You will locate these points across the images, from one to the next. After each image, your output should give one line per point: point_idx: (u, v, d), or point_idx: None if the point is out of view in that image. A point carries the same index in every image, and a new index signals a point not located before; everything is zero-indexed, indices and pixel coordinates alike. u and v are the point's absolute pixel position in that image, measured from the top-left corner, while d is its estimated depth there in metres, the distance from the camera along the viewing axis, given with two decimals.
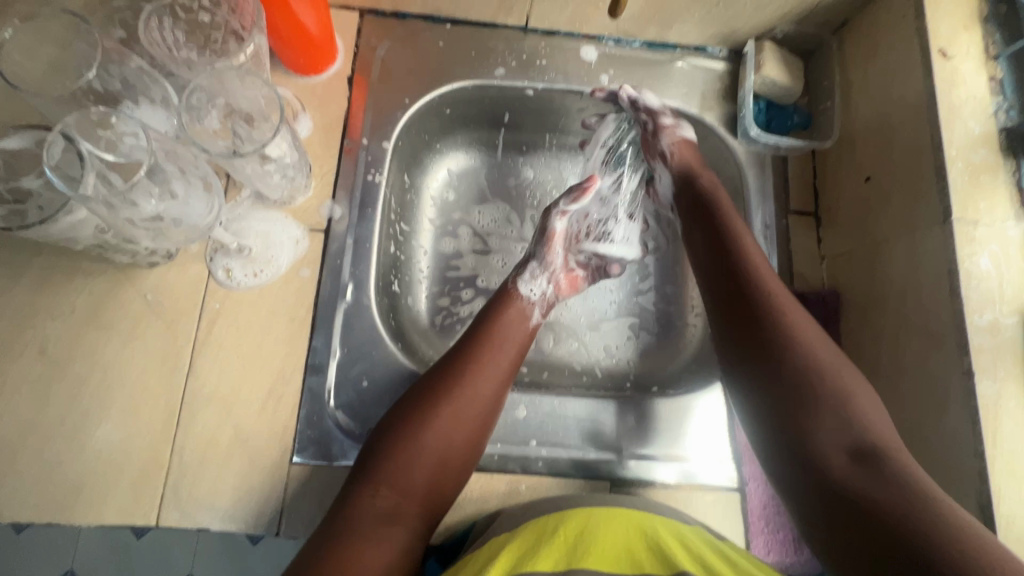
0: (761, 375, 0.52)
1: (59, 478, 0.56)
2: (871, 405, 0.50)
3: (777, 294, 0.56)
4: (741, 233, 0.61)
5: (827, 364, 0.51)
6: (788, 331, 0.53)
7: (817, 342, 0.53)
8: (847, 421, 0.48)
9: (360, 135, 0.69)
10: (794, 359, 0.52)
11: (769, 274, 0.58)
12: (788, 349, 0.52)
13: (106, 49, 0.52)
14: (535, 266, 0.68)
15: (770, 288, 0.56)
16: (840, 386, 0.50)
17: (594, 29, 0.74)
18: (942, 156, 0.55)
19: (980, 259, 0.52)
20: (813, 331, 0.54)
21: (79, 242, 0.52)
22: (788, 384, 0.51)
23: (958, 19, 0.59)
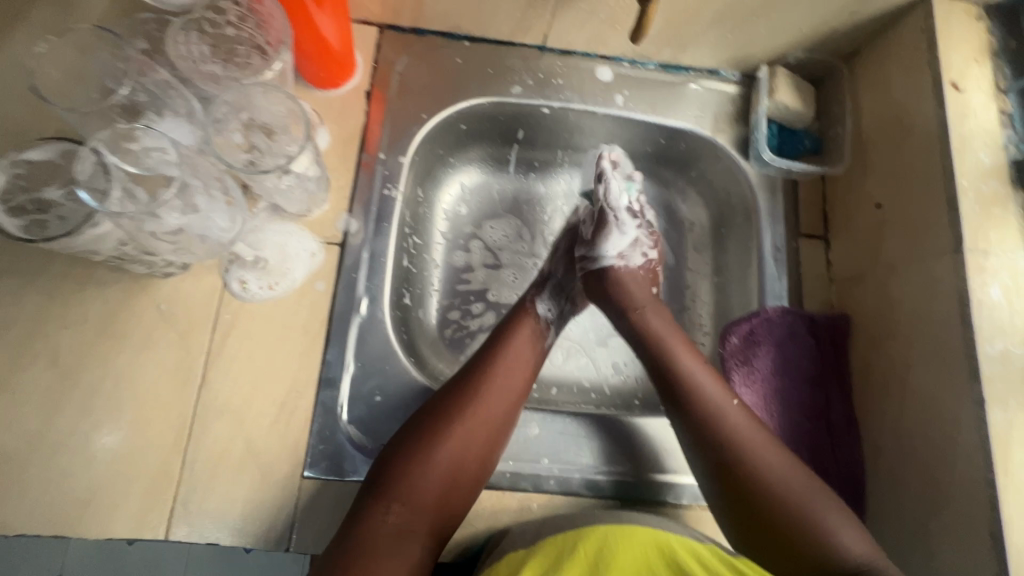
0: (746, 527, 0.53)
1: (68, 489, 0.55)
2: (840, 518, 0.51)
3: (734, 423, 0.56)
4: (681, 354, 0.61)
5: (799, 488, 0.52)
6: (753, 468, 0.53)
7: (784, 471, 0.53)
8: (831, 549, 0.49)
9: (377, 149, 0.69)
10: (766, 503, 0.52)
11: (728, 405, 0.57)
12: (757, 488, 0.52)
13: (135, 63, 0.53)
14: (553, 284, 0.69)
15: (732, 430, 0.55)
16: (811, 514, 0.50)
17: (610, 50, 0.75)
18: (953, 186, 0.56)
19: (991, 289, 0.53)
20: (772, 451, 0.54)
21: (99, 253, 0.51)
22: (775, 537, 0.51)
23: (969, 52, 0.60)
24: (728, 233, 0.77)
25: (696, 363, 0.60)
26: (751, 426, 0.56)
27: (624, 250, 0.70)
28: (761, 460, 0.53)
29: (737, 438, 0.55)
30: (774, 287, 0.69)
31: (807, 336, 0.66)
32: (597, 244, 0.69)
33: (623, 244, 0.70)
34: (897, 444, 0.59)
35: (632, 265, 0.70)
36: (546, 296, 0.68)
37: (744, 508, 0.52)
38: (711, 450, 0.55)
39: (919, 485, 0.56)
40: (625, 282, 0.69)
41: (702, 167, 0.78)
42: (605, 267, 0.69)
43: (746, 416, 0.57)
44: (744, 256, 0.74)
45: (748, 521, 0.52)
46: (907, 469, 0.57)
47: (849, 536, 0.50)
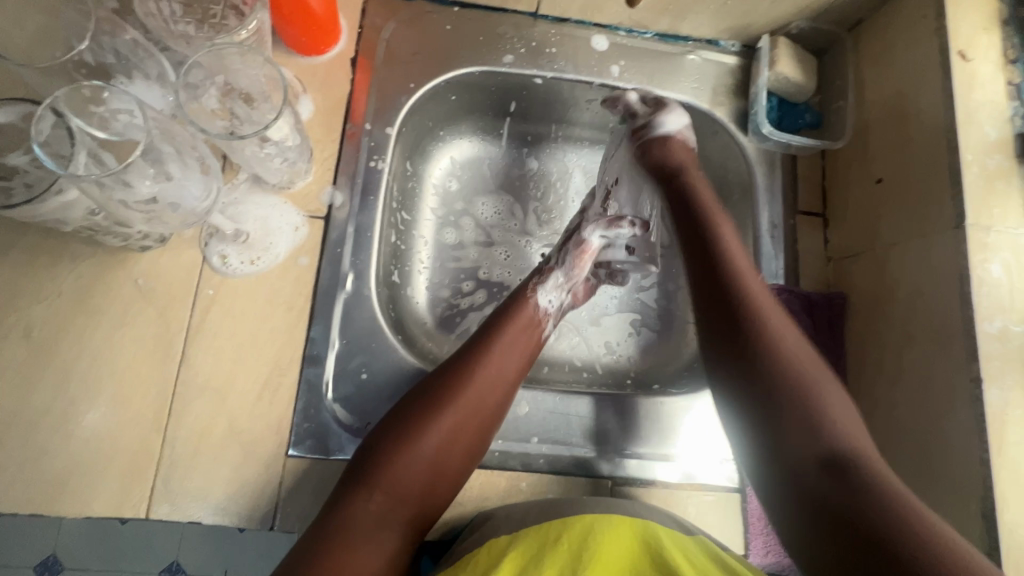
0: (749, 380, 0.50)
1: (45, 467, 0.54)
2: (842, 408, 0.49)
3: (761, 303, 0.54)
4: (726, 236, 0.59)
5: (804, 369, 0.50)
6: (771, 336, 0.51)
7: (799, 350, 0.51)
8: (824, 431, 0.47)
9: (363, 120, 0.66)
10: (772, 359, 0.50)
11: (753, 277, 0.56)
12: (764, 351, 0.51)
13: (99, 19, 0.50)
14: (559, 274, 0.66)
15: (755, 296, 0.54)
16: (813, 397, 0.48)
17: (606, 18, 0.72)
18: (957, 161, 0.55)
19: (993, 266, 0.52)
20: (794, 337, 0.52)
21: (68, 224, 0.49)
22: (777, 384, 0.49)
23: (978, 20, 0.58)
24: (724, 210, 0.75)
25: (734, 241, 0.59)
26: (782, 317, 0.53)
27: (677, 133, 0.68)
28: (792, 348, 0.51)
29: (768, 316, 0.53)
30: (770, 265, 0.68)
31: (803, 314, 0.64)
32: (581, 234, 0.67)
33: (678, 123, 0.68)
34: (891, 424, 0.58)
35: (681, 139, 0.68)
36: (546, 285, 0.65)
37: (748, 358, 0.51)
38: (730, 302, 0.54)
39: (912, 465, 0.55)
40: (679, 151, 0.67)
41: (700, 141, 0.76)
42: (663, 136, 0.67)
43: (782, 313, 0.54)
44: (741, 233, 0.72)
45: (752, 370, 0.50)
46: (900, 448, 0.57)
47: (851, 426, 0.47)
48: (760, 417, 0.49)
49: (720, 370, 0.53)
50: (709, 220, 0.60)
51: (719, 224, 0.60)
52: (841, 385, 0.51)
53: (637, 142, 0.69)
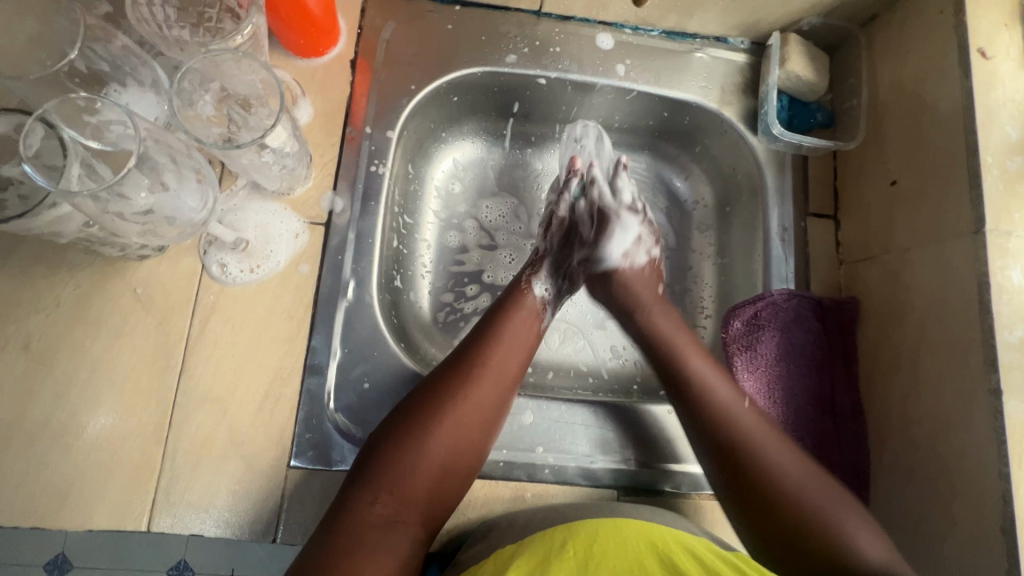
0: (765, 546, 0.49)
1: (47, 480, 0.53)
2: (861, 522, 0.48)
3: (755, 432, 0.52)
4: (689, 351, 0.59)
5: (809, 489, 0.49)
6: (770, 477, 0.50)
7: (802, 476, 0.50)
8: (848, 552, 0.46)
9: (363, 123, 0.65)
10: (785, 488, 0.49)
11: (720, 386, 0.56)
12: (771, 492, 0.49)
13: (89, 27, 0.48)
14: (549, 264, 0.65)
15: (745, 428, 0.53)
16: (831, 519, 0.48)
17: (611, 15, 0.70)
18: (976, 163, 0.53)
19: (1013, 273, 0.50)
20: (785, 450, 0.52)
21: (64, 236, 0.48)
22: (789, 548, 0.48)
23: (999, 16, 0.56)
24: (733, 212, 0.74)
25: (703, 358, 0.58)
26: (753, 417, 0.54)
27: (629, 249, 0.66)
28: (775, 463, 0.51)
29: (744, 437, 0.52)
30: (780, 269, 0.66)
31: (814, 320, 0.63)
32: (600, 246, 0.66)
33: (628, 242, 0.66)
34: (905, 433, 0.57)
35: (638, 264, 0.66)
36: (540, 275, 0.64)
37: (757, 495, 0.50)
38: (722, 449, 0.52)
39: (927, 475, 0.54)
40: (632, 285, 0.65)
41: (707, 141, 0.74)
42: (608, 269, 0.66)
43: (757, 415, 0.54)
44: (750, 236, 0.70)
45: (766, 529, 0.49)
46: (915, 458, 0.55)
47: (869, 543, 0.46)
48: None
49: (733, 507, 0.52)
50: (673, 362, 0.58)
51: (691, 358, 0.58)
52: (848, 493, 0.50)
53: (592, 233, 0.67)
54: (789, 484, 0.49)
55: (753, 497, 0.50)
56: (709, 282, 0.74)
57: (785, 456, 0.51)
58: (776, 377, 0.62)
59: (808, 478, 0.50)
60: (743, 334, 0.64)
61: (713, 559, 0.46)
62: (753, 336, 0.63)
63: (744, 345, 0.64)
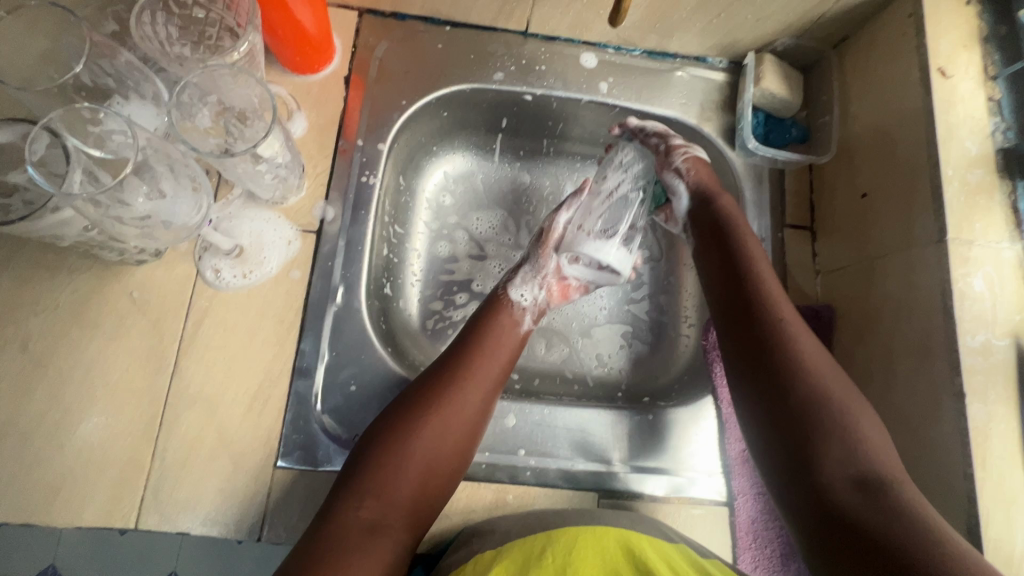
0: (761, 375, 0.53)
1: (38, 478, 0.54)
2: (876, 432, 0.49)
3: (801, 346, 0.53)
4: (757, 257, 0.60)
5: (838, 395, 0.50)
6: (796, 358, 0.52)
7: (832, 376, 0.52)
8: (853, 453, 0.47)
9: (356, 136, 0.68)
10: (803, 383, 0.51)
11: (786, 302, 0.57)
12: (783, 357, 0.53)
13: (95, 44, 0.51)
14: (526, 270, 0.67)
15: (781, 310, 0.55)
16: (843, 422, 0.49)
17: (594, 36, 0.73)
18: (938, 175, 0.55)
19: (975, 280, 0.52)
20: (825, 365, 0.52)
21: (64, 239, 0.51)
22: (789, 394, 0.51)
23: (958, 38, 0.59)
24: None
25: (765, 263, 0.60)
26: (794, 315, 0.56)
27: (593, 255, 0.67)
28: (816, 366, 0.52)
29: (787, 322, 0.55)
30: None
31: None
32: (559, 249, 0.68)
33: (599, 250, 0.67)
34: None
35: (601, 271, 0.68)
36: (518, 284, 0.66)
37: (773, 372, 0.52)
38: (755, 301, 0.57)
39: None
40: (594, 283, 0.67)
41: None
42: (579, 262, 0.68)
43: (814, 338, 0.55)
44: None
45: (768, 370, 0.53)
46: None
47: (880, 449, 0.48)
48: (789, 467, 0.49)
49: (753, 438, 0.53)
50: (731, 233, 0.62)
51: (748, 245, 0.61)
52: (872, 408, 0.51)
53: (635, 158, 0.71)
54: (809, 368, 0.52)
55: (775, 369, 0.52)
56: None
57: (821, 356, 0.53)
58: None
59: (839, 375, 0.52)
60: None
61: (676, 559, 0.49)
62: None
63: None
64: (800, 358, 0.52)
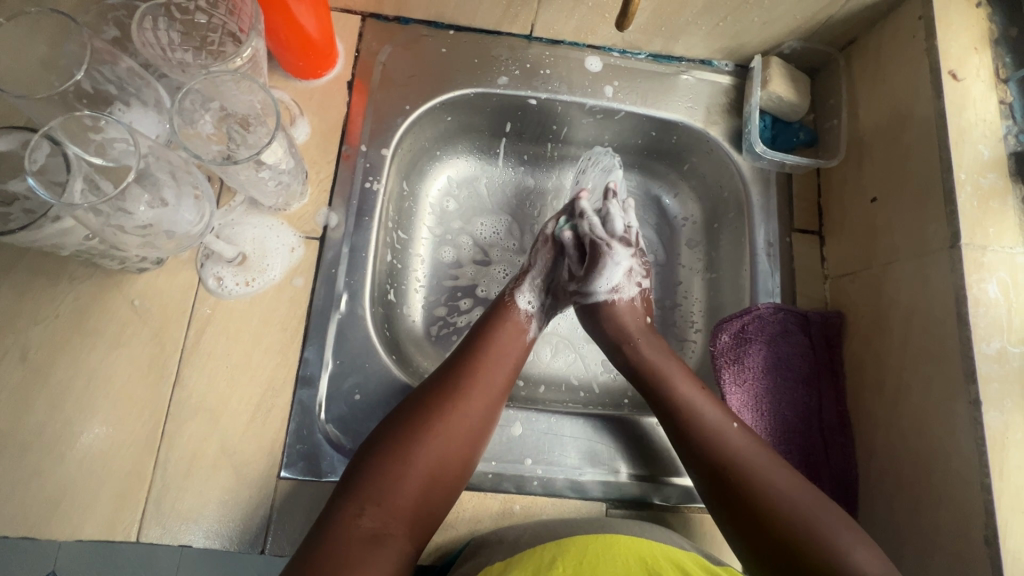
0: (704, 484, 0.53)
1: (38, 490, 0.54)
2: (855, 541, 0.47)
3: (728, 446, 0.53)
4: (686, 394, 0.58)
5: (809, 516, 0.48)
6: (758, 492, 0.50)
7: (795, 496, 0.49)
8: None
9: (359, 141, 0.67)
10: (773, 524, 0.48)
11: (727, 426, 0.55)
12: (710, 464, 0.53)
13: (97, 50, 0.50)
14: (534, 275, 0.67)
15: (694, 415, 0.56)
16: (826, 548, 0.46)
17: (599, 39, 0.72)
18: (951, 180, 0.54)
19: (989, 286, 0.51)
20: (753, 455, 0.53)
21: (66, 248, 0.50)
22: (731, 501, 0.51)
23: (969, 40, 0.58)
24: (720, 228, 0.75)
25: (668, 362, 0.61)
26: (713, 416, 0.56)
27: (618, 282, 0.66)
28: (777, 491, 0.50)
29: (736, 460, 0.52)
30: (766, 283, 0.67)
31: (799, 334, 0.64)
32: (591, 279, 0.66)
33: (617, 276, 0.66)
34: (892, 446, 0.57)
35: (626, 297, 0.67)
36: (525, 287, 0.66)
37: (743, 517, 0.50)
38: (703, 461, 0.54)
39: (911, 488, 0.54)
40: (619, 316, 0.65)
41: (694, 160, 0.76)
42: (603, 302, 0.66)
43: (763, 456, 0.53)
44: (737, 252, 0.72)
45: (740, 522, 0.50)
46: (902, 470, 0.56)
47: (868, 562, 0.46)
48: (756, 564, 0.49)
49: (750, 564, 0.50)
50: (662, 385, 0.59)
51: (676, 383, 0.58)
52: (843, 514, 0.49)
53: (583, 269, 0.66)
54: (775, 505, 0.49)
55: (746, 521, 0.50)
56: (698, 297, 0.76)
57: (781, 481, 0.50)
58: (764, 391, 0.63)
59: (797, 488, 0.50)
60: (730, 348, 0.65)
61: (687, 563, 0.48)
62: (740, 350, 0.64)
63: (731, 358, 0.64)
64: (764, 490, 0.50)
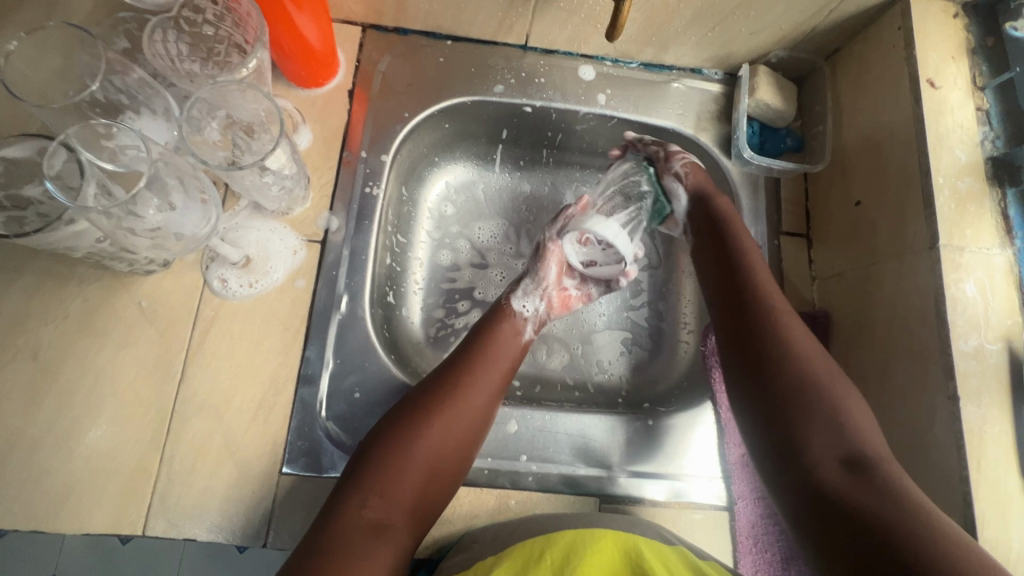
0: (762, 390, 0.55)
1: (48, 485, 0.55)
2: (866, 417, 0.52)
3: (784, 316, 0.58)
4: (751, 252, 0.64)
5: (825, 382, 0.53)
6: (795, 356, 0.55)
7: (823, 366, 0.54)
8: (844, 434, 0.50)
9: (359, 147, 0.69)
10: (795, 377, 0.53)
11: (778, 296, 0.61)
12: (783, 369, 0.54)
13: (109, 61, 0.53)
14: (528, 282, 0.68)
15: (766, 290, 0.61)
16: (836, 408, 0.51)
17: (592, 49, 0.75)
18: (929, 183, 0.56)
19: (967, 285, 0.53)
20: (817, 356, 0.55)
21: (77, 250, 0.52)
22: (786, 404, 0.53)
23: (947, 50, 0.60)
24: None
25: (764, 271, 0.63)
26: (809, 342, 0.56)
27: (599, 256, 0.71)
28: (808, 359, 0.55)
29: (785, 326, 0.57)
30: None
31: None
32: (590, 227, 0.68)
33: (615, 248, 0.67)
34: None
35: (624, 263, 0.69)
36: (522, 295, 0.67)
37: (766, 359, 0.55)
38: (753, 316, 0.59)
39: None
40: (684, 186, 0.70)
41: None
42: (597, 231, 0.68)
43: (809, 338, 0.57)
44: None
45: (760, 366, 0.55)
46: None
47: (870, 432, 0.50)
48: (763, 428, 0.54)
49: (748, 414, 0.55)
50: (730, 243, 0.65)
51: (744, 242, 0.65)
52: (859, 394, 0.53)
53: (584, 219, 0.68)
54: (802, 364, 0.54)
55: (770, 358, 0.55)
56: (688, 295, 0.79)
57: (815, 352, 0.56)
58: None
59: (830, 365, 0.55)
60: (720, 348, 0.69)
61: (676, 560, 0.49)
62: None
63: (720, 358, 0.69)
64: (800, 351, 0.55)
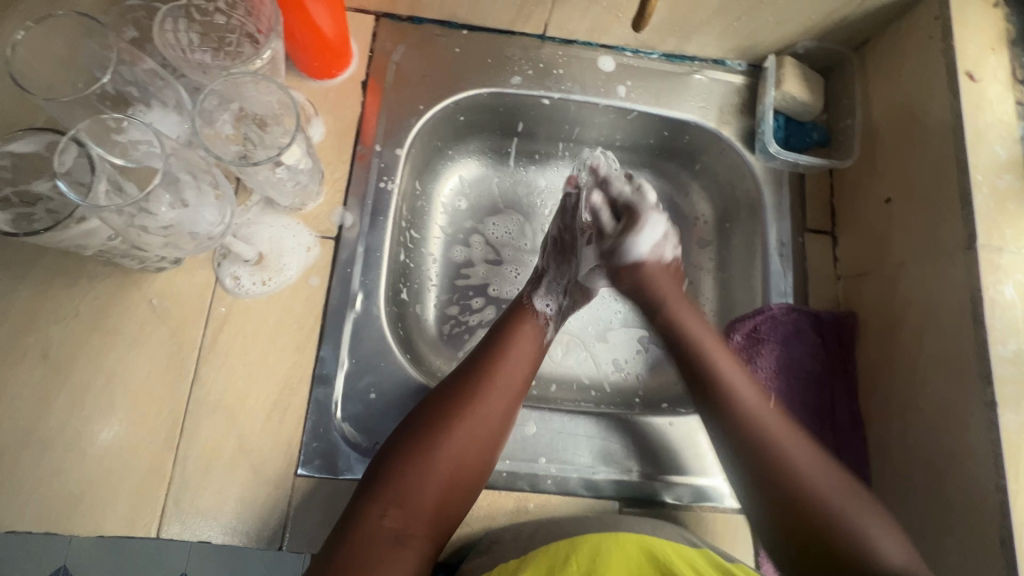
0: (771, 508, 0.51)
1: (60, 487, 0.54)
2: (880, 524, 0.49)
3: (762, 417, 0.54)
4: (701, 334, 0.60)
5: (830, 494, 0.50)
6: (787, 471, 0.51)
7: (816, 467, 0.51)
8: (867, 553, 0.47)
9: (373, 141, 0.68)
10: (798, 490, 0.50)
11: (742, 380, 0.56)
12: (784, 481, 0.51)
13: (119, 51, 0.51)
14: (549, 281, 0.67)
15: (732, 385, 0.56)
16: (850, 524, 0.48)
17: (612, 39, 0.72)
18: (967, 181, 0.54)
19: (1006, 287, 0.51)
20: (808, 459, 0.52)
21: (87, 248, 0.50)
22: (802, 527, 0.49)
23: (986, 40, 0.58)
24: (732, 228, 0.76)
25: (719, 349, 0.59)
26: (792, 436, 0.53)
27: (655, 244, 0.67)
28: (803, 466, 0.51)
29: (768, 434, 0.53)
30: (779, 283, 0.67)
31: (811, 334, 0.64)
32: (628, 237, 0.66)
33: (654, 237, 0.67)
34: (907, 447, 0.57)
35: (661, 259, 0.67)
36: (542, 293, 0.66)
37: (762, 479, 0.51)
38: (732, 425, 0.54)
39: (924, 488, 0.54)
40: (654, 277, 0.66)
41: (707, 159, 0.76)
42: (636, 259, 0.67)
43: (791, 431, 0.54)
44: (750, 251, 0.72)
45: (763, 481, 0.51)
46: (916, 470, 0.56)
47: (891, 545, 0.47)
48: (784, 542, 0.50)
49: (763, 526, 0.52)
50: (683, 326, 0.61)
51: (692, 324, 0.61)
52: (865, 496, 0.51)
53: (616, 227, 0.68)
54: (802, 474, 0.51)
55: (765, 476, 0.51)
56: (709, 296, 0.76)
57: (805, 452, 0.52)
58: (776, 390, 0.64)
59: (818, 460, 0.52)
60: (742, 348, 0.65)
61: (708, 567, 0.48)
62: (752, 350, 0.65)
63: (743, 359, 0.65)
64: (792, 461, 0.51)
